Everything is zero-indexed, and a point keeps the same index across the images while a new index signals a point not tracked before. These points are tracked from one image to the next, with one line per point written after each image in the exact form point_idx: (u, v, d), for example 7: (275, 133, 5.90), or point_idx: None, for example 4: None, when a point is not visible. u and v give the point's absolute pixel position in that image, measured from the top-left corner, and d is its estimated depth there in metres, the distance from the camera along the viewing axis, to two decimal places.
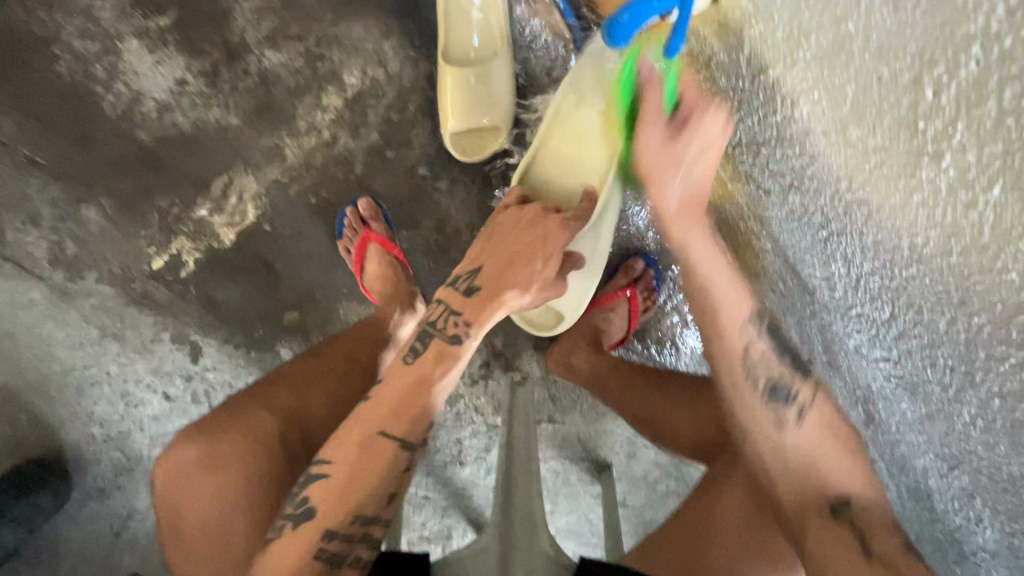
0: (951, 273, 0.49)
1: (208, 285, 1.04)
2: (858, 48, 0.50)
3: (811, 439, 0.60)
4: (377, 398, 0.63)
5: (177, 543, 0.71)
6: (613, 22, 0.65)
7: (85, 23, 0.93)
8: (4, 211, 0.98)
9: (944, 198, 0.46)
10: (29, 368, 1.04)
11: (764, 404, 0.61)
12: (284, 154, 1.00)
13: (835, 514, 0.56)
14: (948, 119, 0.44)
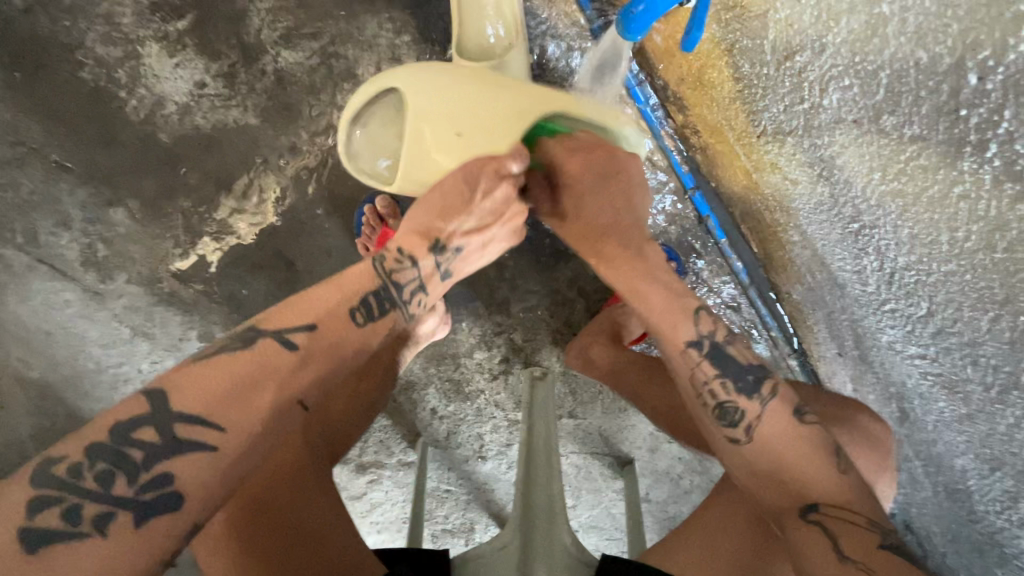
0: (996, 269, 0.48)
1: (232, 284, 1.06)
2: (892, 32, 0.47)
3: (771, 442, 0.63)
4: (315, 352, 0.61)
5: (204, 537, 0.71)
6: (627, 13, 0.61)
7: (107, 29, 0.95)
8: (37, 215, 1.01)
9: (988, 191, 0.45)
10: (66, 366, 1.08)
11: (717, 427, 0.66)
12: (302, 153, 1.00)
13: (806, 517, 0.59)
14: (994, 106, 0.42)
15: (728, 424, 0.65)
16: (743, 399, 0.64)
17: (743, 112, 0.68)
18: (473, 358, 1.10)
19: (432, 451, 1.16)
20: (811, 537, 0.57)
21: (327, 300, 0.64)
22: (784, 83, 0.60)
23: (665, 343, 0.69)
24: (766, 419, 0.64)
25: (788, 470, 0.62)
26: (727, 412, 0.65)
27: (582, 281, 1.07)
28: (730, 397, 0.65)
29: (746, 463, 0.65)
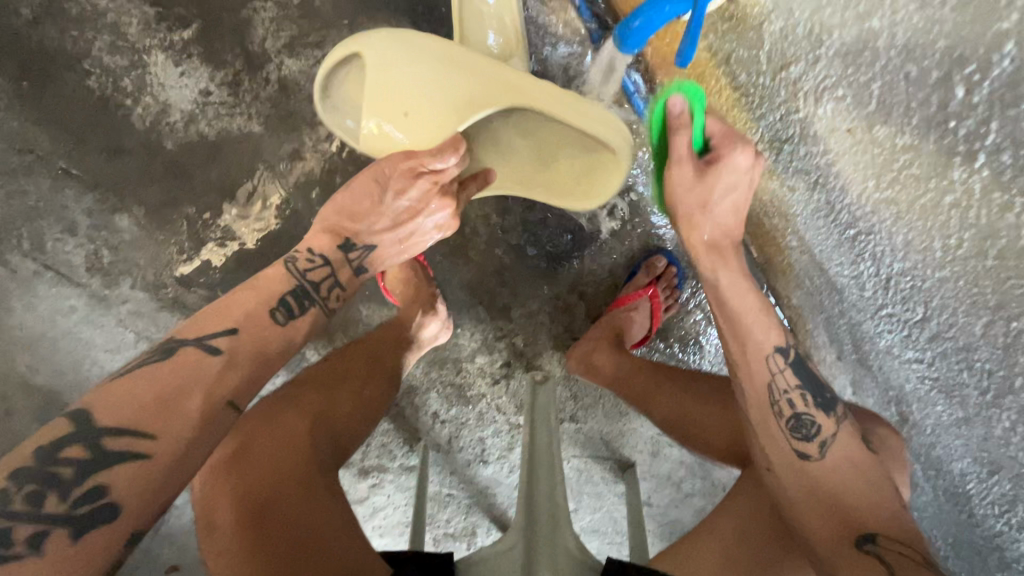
0: (987, 276, 0.49)
1: (235, 290, 1.07)
2: (882, 45, 0.48)
3: (838, 465, 0.61)
4: (234, 348, 0.60)
5: (209, 539, 0.72)
6: (624, 27, 0.61)
7: (113, 38, 0.96)
8: (44, 221, 1.02)
9: (978, 201, 0.46)
10: (70, 371, 1.09)
11: (790, 439, 0.62)
12: (305, 160, 1.02)
13: (862, 546, 0.55)
14: (980, 119, 0.43)
15: (803, 437, 0.62)
16: (820, 414, 0.63)
17: (741, 120, 0.69)
18: (475, 362, 1.11)
19: (434, 455, 1.16)
20: (859, 563, 0.53)
21: (246, 304, 0.64)
22: (779, 92, 0.61)
23: (751, 349, 0.64)
24: (832, 444, 0.62)
25: (839, 498, 0.59)
26: (804, 424, 0.62)
27: (582, 285, 1.08)
28: (807, 409, 0.63)
29: (805, 483, 0.61)
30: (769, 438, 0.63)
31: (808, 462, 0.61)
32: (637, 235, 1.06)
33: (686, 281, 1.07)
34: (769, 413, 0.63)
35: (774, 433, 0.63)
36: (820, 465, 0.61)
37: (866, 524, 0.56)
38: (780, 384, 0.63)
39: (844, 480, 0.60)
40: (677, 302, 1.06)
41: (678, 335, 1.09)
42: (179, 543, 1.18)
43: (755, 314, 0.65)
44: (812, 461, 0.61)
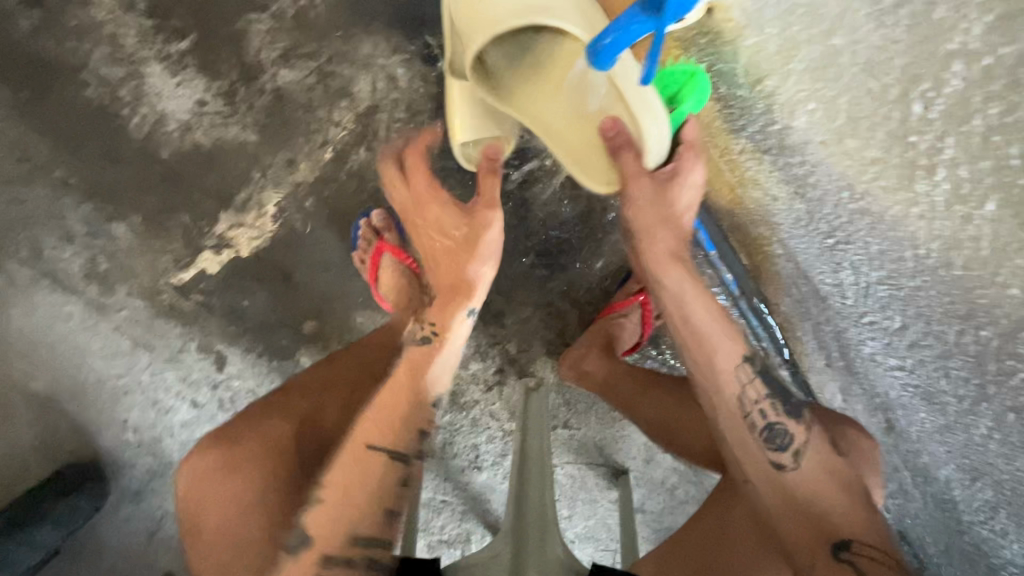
0: (955, 285, 0.49)
1: (231, 297, 1.08)
2: (845, 62, 0.49)
3: (812, 477, 0.63)
4: (379, 404, 0.78)
5: (204, 543, 0.75)
6: (596, 45, 0.59)
7: (111, 50, 0.98)
8: (41, 230, 1.03)
9: (942, 213, 0.46)
10: (66, 378, 1.10)
11: (762, 451, 0.64)
12: (299, 168, 1.03)
13: (836, 554, 0.57)
14: (937, 133, 0.44)
15: (777, 447, 0.64)
16: (791, 423, 0.65)
17: (724, 129, 0.70)
18: (468, 369, 1.12)
19: (428, 462, 1.17)
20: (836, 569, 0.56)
21: (413, 357, 0.81)
22: (757, 104, 0.61)
23: (720, 362, 0.65)
24: (806, 452, 0.64)
25: (812, 506, 0.62)
26: (777, 434, 0.64)
27: (575, 292, 1.09)
28: (778, 419, 0.65)
29: (780, 491, 0.63)
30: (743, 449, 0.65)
31: (785, 472, 0.63)
32: None
33: None
34: (741, 425, 0.65)
35: (751, 447, 0.65)
36: (797, 478, 0.63)
37: (840, 531, 0.59)
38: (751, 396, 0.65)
39: (816, 488, 0.63)
40: None
41: (670, 342, 1.09)
42: (174, 550, 1.19)
43: (721, 328, 0.66)
44: (787, 472, 0.63)
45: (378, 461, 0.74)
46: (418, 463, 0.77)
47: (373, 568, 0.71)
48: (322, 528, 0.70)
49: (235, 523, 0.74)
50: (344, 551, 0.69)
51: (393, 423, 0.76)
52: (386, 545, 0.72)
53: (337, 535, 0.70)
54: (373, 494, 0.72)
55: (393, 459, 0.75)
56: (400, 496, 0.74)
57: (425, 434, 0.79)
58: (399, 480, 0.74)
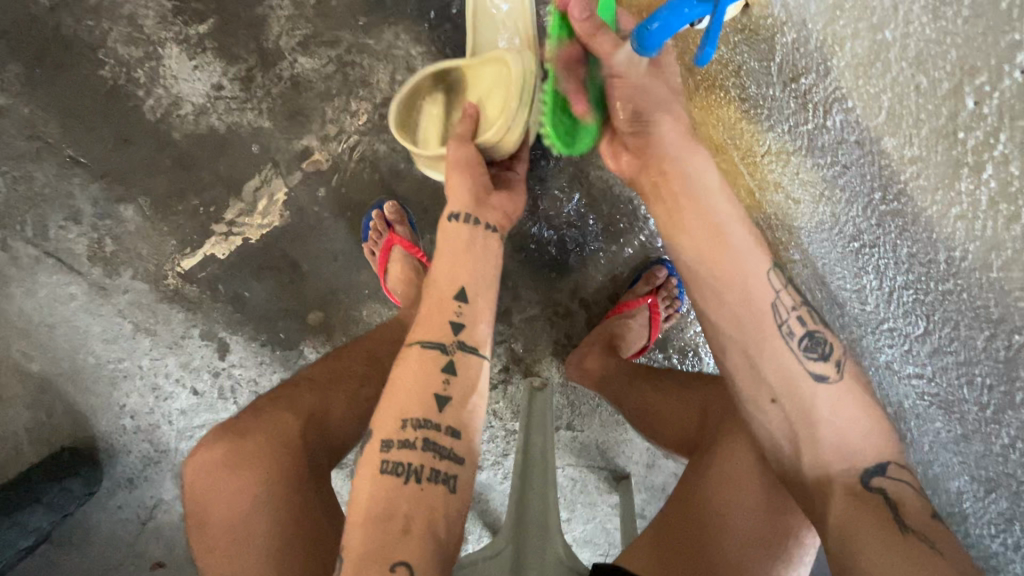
0: (991, 289, 0.49)
1: (236, 284, 1.07)
2: (893, 57, 0.50)
3: (842, 422, 0.56)
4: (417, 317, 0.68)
5: (203, 536, 0.72)
6: (641, 30, 0.58)
7: (129, 30, 0.97)
8: (49, 209, 1.02)
9: (984, 212, 0.47)
10: (66, 361, 1.08)
11: (800, 364, 0.58)
12: (313, 156, 1.02)
13: (866, 483, 0.54)
14: (989, 129, 0.45)
15: (816, 356, 0.58)
16: (829, 334, 0.59)
17: (749, 132, 0.71)
18: None
19: None
20: (866, 507, 0.52)
21: (445, 271, 0.69)
22: (790, 103, 0.62)
23: (734, 239, 0.60)
24: (844, 365, 0.58)
25: (849, 444, 0.55)
26: (818, 343, 0.58)
27: (583, 293, 1.09)
28: (818, 327, 0.59)
29: (805, 419, 0.57)
30: (775, 367, 0.58)
31: (822, 386, 0.57)
32: (640, 245, 1.06)
33: (686, 292, 1.07)
34: (772, 333, 0.59)
35: (785, 362, 0.58)
36: (829, 427, 0.56)
37: (871, 459, 0.55)
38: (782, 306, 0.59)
39: (852, 413, 0.56)
40: (677, 312, 1.06)
41: (678, 346, 1.09)
42: (166, 539, 1.17)
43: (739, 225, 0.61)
44: (828, 383, 0.57)
45: (416, 355, 0.65)
46: (461, 350, 0.65)
47: (428, 483, 0.59)
48: (378, 418, 0.63)
49: (236, 522, 0.70)
50: (396, 433, 0.61)
51: (433, 319, 0.67)
52: (440, 429, 0.61)
53: (389, 419, 0.62)
54: (424, 386, 0.63)
55: (429, 347, 0.65)
56: (449, 385, 0.63)
57: (456, 325, 0.66)
58: (443, 367, 0.64)
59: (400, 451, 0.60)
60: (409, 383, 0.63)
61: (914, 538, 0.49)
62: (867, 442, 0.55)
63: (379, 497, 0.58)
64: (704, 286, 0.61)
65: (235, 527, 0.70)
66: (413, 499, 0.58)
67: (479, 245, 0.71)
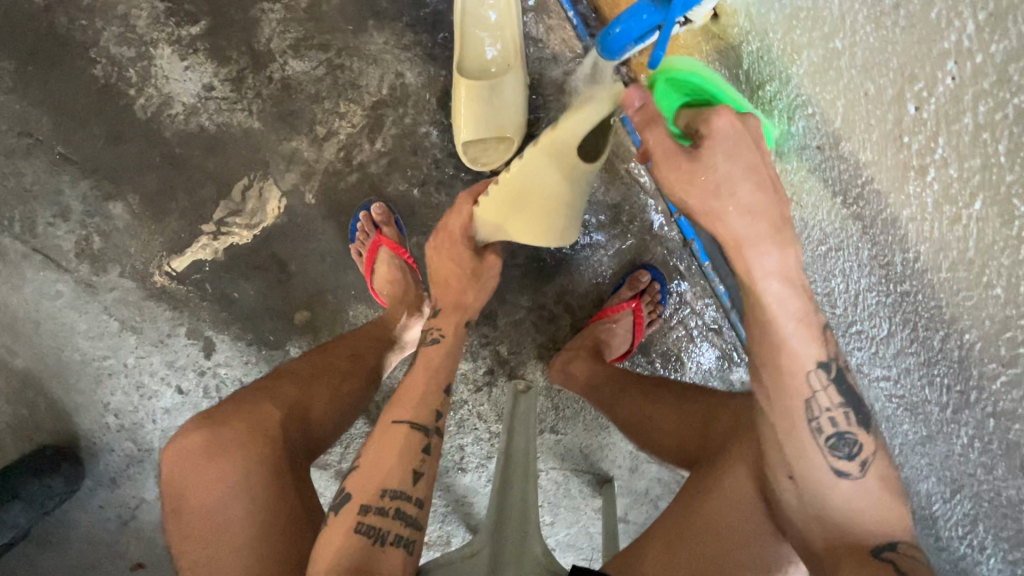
0: (941, 289, 0.51)
1: (223, 283, 1.07)
2: (844, 64, 0.52)
3: (856, 501, 0.56)
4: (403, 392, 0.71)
5: (180, 523, 0.72)
6: (606, 34, 0.65)
7: (123, 30, 0.99)
8: (37, 205, 1.02)
9: (932, 214, 0.49)
10: (49, 356, 1.08)
11: (825, 456, 0.56)
12: (301, 158, 1.03)
13: (876, 555, 0.54)
14: (929, 134, 0.47)
15: (843, 455, 0.56)
16: (862, 432, 0.56)
17: None
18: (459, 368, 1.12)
19: None
20: (868, 572, 0.52)
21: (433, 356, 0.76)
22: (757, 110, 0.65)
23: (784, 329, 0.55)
24: (872, 462, 0.56)
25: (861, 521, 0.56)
26: (846, 442, 0.56)
27: (568, 297, 1.10)
28: (850, 427, 0.56)
29: (818, 499, 0.57)
30: (795, 449, 0.57)
31: (842, 481, 0.56)
32: (625, 250, 1.07)
33: (669, 297, 1.08)
34: (800, 429, 0.57)
35: (809, 451, 0.57)
36: (841, 509, 0.56)
37: (881, 536, 0.55)
38: (819, 397, 0.55)
39: (871, 504, 0.56)
40: (660, 317, 1.07)
41: (660, 351, 1.10)
42: (147, 540, 1.16)
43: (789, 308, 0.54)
44: (846, 480, 0.56)
45: (402, 433, 0.67)
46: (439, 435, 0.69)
47: (392, 546, 0.60)
48: (357, 482, 0.64)
49: (216, 509, 0.70)
50: (375, 500, 0.62)
51: (420, 401, 0.70)
52: (412, 501, 0.63)
53: (369, 485, 0.63)
54: (404, 461, 0.65)
55: (414, 427, 0.68)
56: (426, 461, 0.66)
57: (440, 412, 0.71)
58: (422, 449, 0.67)
59: (376, 516, 0.61)
60: (390, 457, 0.65)
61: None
62: (883, 526, 0.55)
63: (345, 557, 0.58)
64: (761, 367, 0.57)
65: (215, 514, 0.70)
66: (380, 563, 0.59)
67: (452, 354, 0.78)
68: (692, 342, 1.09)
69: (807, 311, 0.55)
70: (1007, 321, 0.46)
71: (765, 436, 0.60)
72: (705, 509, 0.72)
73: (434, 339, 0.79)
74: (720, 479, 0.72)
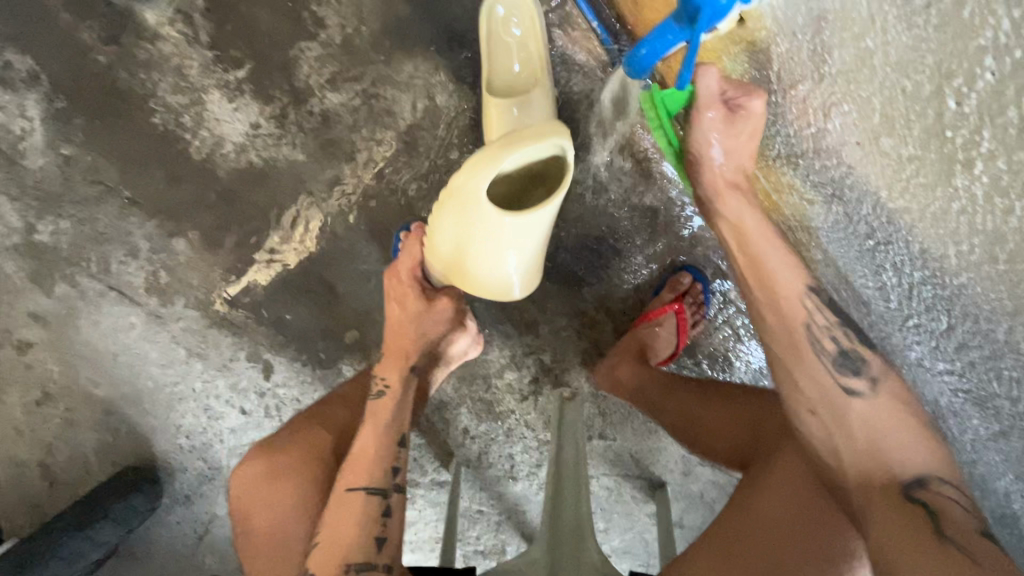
0: (1002, 281, 0.50)
1: (279, 308, 1.13)
2: (878, 62, 0.51)
3: (875, 417, 0.56)
4: (357, 451, 0.73)
5: (247, 543, 0.77)
6: (632, 55, 0.65)
7: (176, 80, 1.06)
8: (111, 246, 1.11)
9: (983, 207, 0.48)
10: (128, 385, 1.17)
11: (832, 375, 0.59)
12: (344, 185, 1.08)
13: (909, 496, 0.52)
14: (973, 127, 0.45)
15: (849, 371, 0.58)
16: (864, 350, 0.60)
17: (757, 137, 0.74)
18: (504, 378, 1.14)
19: (464, 471, 1.18)
20: (906, 517, 0.50)
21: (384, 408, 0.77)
22: (790, 108, 0.65)
23: (777, 291, 0.61)
24: (882, 381, 0.58)
25: (883, 450, 0.55)
26: (850, 360, 0.59)
27: (609, 302, 1.10)
28: (851, 345, 0.60)
29: (841, 429, 0.57)
30: (812, 382, 0.59)
31: (854, 400, 0.57)
32: (664, 252, 1.07)
33: (712, 297, 1.07)
34: (807, 353, 0.60)
35: (818, 376, 0.59)
36: (863, 436, 0.56)
37: (911, 470, 0.53)
38: (816, 326, 0.60)
39: (887, 423, 0.56)
40: (704, 318, 1.05)
41: (707, 352, 1.08)
42: (221, 553, 1.23)
43: (780, 254, 0.63)
44: (857, 398, 0.57)
45: (359, 500, 0.69)
46: (398, 494, 0.71)
47: None
48: (318, 561, 0.65)
49: (277, 529, 0.75)
50: None
51: (370, 462, 0.71)
52: (379, 568, 0.65)
53: (332, 562, 0.64)
54: (365, 532, 0.67)
55: (371, 493, 0.69)
56: (387, 526, 0.68)
57: (394, 469, 0.72)
58: (381, 513, 0.68)
59: None
60: (349, 532, 0.66)
61: (952, 550, 0.48)
62: (913, 451, 0.54)
63: None
64: (758, 310, 0.63)
65: (277, 534, 0.75)
66: None
67: (397, 404, 0.77)
68: (740, 341, 1.07)
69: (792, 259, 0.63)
70: None
71: (778, 381, 0.62)
72: (765, 510, 0.72)
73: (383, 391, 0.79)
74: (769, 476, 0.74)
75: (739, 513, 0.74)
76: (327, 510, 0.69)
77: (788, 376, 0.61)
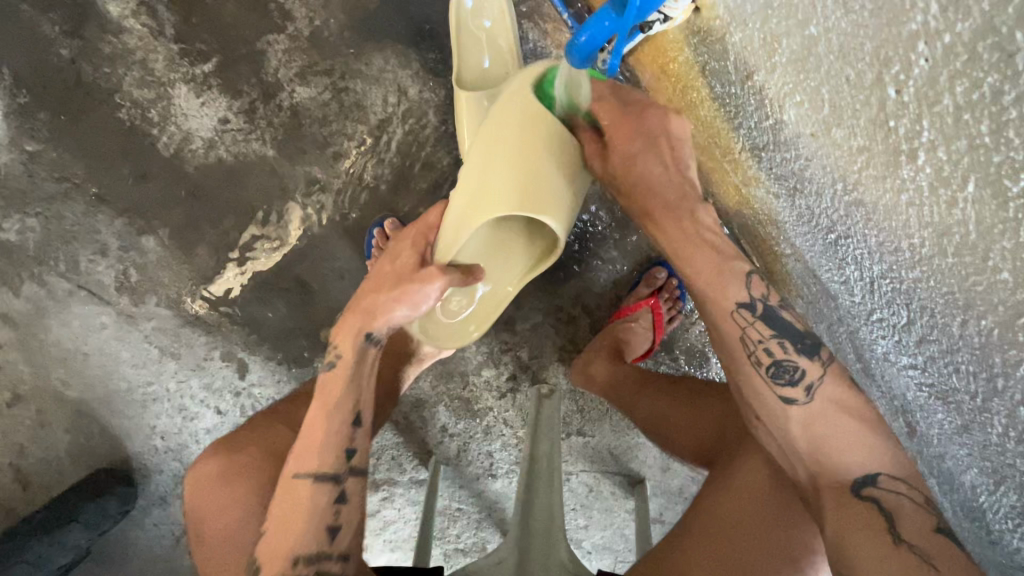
0: (952, 274, 0.50)
1: (252, 306, 1.12)
2: (823, 51, 0.52)
3: (816, 422, 0.58)
4: (306, 431, 0.67)
5: (200, 546, 0.75)
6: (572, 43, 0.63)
7: (142, 74, 1.04)
8: (78, 245, 1.09)
9: (928, 197, 0.48)
10: (99, 386, 1.15)
11: (772, 389, 0.60)
12: (315, 181, 1.06)
13: (857, 492, 0.55)
14: (913, 116, 0.46)
15: (786, 383, 0.59)
16: (805, 359, 0.60)
17: (725, 129, 0.74)
18: (482, 376, 1.12)
19: (443, 469, 1.17)
20: (858, 515, 0.54)
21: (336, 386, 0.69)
22: (750, 101, 0.66)
23: (714, 309, 0.63)
24: (821, 385, 0.59)
25: (828, 451, 0.58)
26: (785, 370, 0.60)
27: (585, 298, 1.09)
28: (788, 355, 0.60)
29: (784, 434, 0.60)
30: (752, 392, 0.62)
31: (793, 408, 0.59)
32: (640, 247, 1.06)
33: (688, 291, 1.06)
34: (746, 365, 0.61)
35: (757, 387, 0.61)
36: (801, 439, 0.59)
37: (859, 471, 0.56)
38: (756, 335, 0.61)
39: (830, 428, 0.58)
40: (679, 313, 1.06)
41: (684, 347, 1.08)
42: None
43: (721, 262, 0.63)
44: (795, 406, 0.59)
45: (307, 488, 0.64)
46: (350, 478, 0.67)
47: None
48: (268, 549, 0.63)
49: (226, 528, 0.73)
50: (287, 568, 0.61)
51: (316, 445, 0.66)
52: (334, 557, 0.63)
53: (280, 552, 0.62)
54: (314, 521, 0.63)
55: (319, 479, 0.65)
56: (341, 513, 0.65)
57: (347, 452, 0.67)
58: (334, 500, 0.65)
59: None
60: (298, 520, 0.63)
61: (906, 552, 0.51)
62: (854, 452, 0.57)
63: None
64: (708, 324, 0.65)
65: (226, 533, 0.72)
66: None
67: (352, 381, 0.69)
68: None
69: (726, 257, 0.64)
70: (1020, 304, 0.45)
71: (733, 392, 0.65)
72: (727, 509, 0.72)
73: (334, 361, 0.70)
74: (733, 477, 0.74)
75: (707, 516, 0.74)
76: (274, 499, 0.66)
77: (735, 383, 0.63)
